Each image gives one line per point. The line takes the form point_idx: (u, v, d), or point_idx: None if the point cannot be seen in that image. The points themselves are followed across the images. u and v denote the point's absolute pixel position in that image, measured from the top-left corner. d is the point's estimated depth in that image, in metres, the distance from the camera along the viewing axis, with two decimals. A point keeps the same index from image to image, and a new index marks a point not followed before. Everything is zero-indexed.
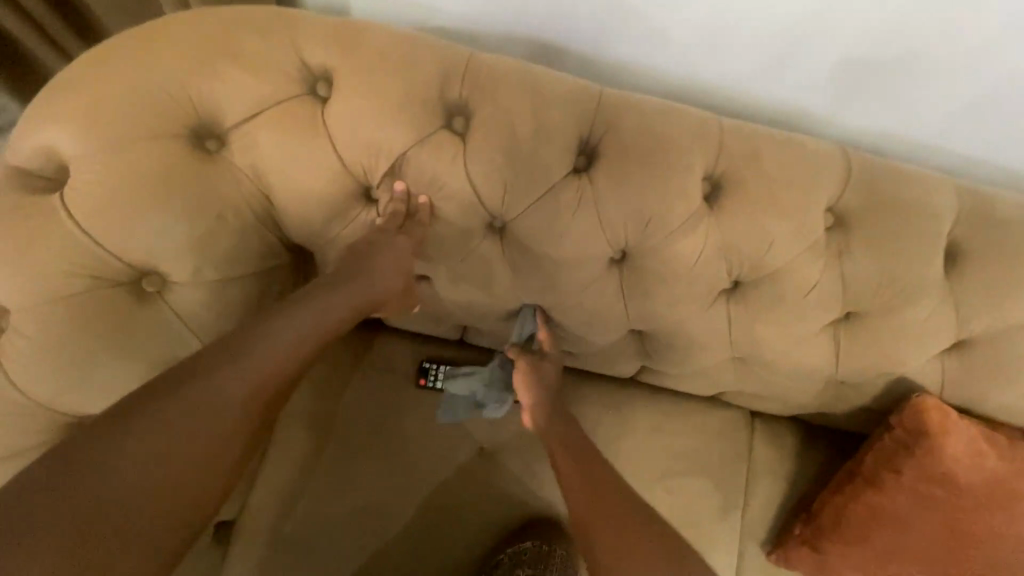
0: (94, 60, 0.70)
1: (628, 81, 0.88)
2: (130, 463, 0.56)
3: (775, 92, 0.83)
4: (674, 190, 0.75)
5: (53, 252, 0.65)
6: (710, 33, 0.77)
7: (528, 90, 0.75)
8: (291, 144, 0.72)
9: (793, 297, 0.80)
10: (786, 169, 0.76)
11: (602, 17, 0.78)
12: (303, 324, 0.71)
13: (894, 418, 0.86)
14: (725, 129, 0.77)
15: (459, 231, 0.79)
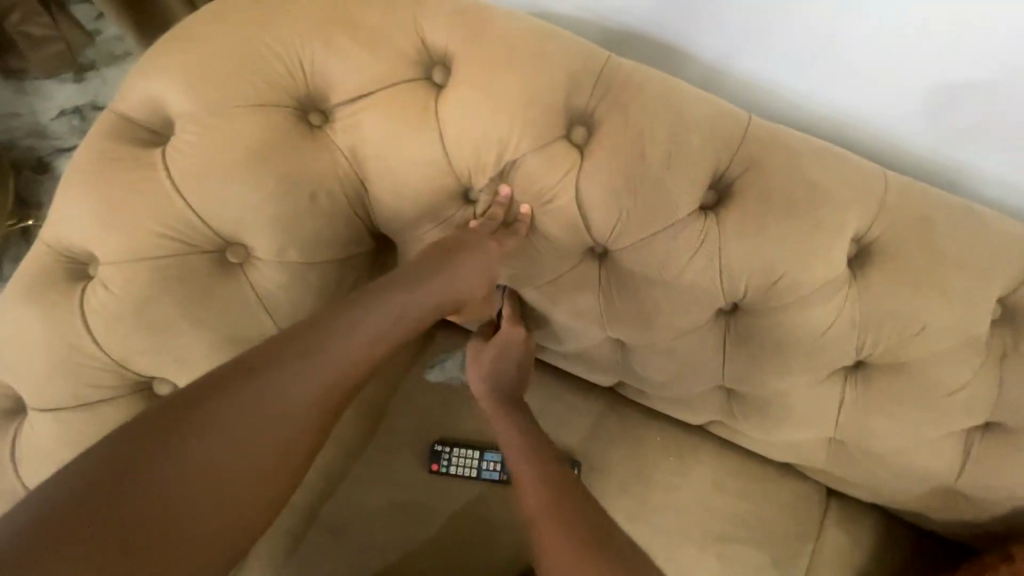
0: (213, 15, 0.67)
1: (768, 111, 0.77)
2: (200, 458, 0.52)
3: (949, 154, 0.71)
4: (816, 247, 0.64)
5: (149, 210, 0.64)
6: (886, 70, 0.65)
7: (665, 106, 0.66)
8: (398, 130, 0.67)
9: (929, 392, 0.68)
10: (957, 246, 0.64)
11: (757, 36, 0.68)
12: (382, 323, 0.64)
13: (1018, 551, 0.74)
14: (889, 185, 0.66)
15: (557, 250, 0.71)
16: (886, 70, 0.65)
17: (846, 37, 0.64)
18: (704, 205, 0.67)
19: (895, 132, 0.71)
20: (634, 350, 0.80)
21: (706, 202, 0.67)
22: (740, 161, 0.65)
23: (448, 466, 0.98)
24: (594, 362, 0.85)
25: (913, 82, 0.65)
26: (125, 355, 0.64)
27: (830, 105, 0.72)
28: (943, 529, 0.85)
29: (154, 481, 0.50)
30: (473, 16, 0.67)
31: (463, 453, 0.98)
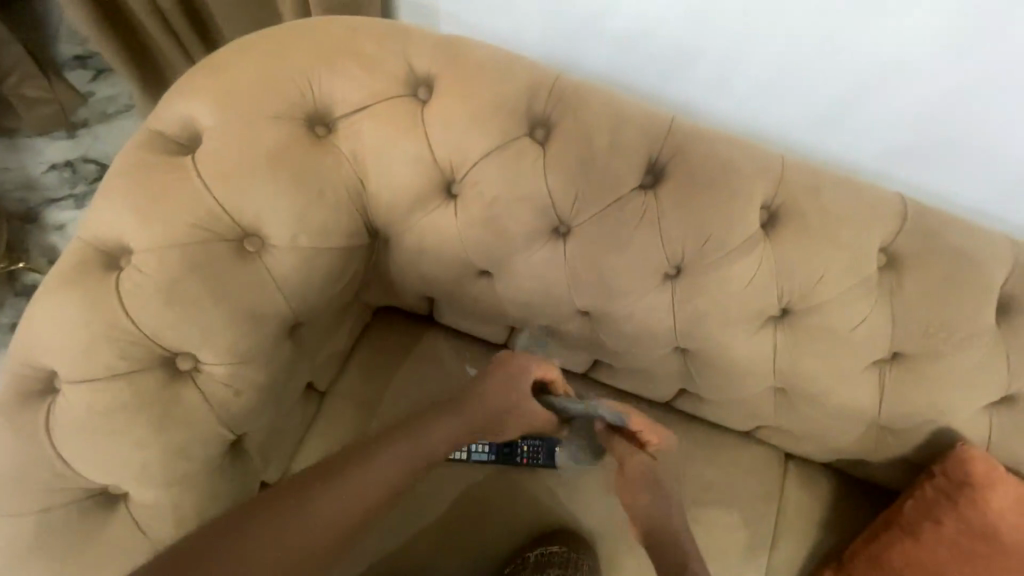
0: (235, 51, 0.81)
1: (696, 118, 1.04)
2: (268, 527, 0.72)
3: (827, 145, 0.98)
4: (735, 213, 0.80)
5: (180, 205, 0.75)
6: (773, 84, 0.92)
7: (606, 110, 0.82)
8: (390, 135, 0.81)
9: (841, 329, 0.83)
10: (843, 207, 0.81)
11: (681, 63, 0.95)
12: (387, 470, 0.80)
13: (937, 466, 0.86)
14: (786, 164, 0.83)
15: (526, 231, 0.85)
16: (778, 86, 0.92)
17: (740, 63, 0.91)
18: (644, 185, 0.82)
19: (791, 129, 0.98)
20: (599, 319, 0.92)
21: (645, 182, 0.82)
22: (669, 149, 0.82)
23: None
24: (566, 337, 0.97)
25: (796, 94, 0.92)
26: (155, 331, 0.73)
27: (743, 113, 0.99)
28: (881, 465, 0.96)
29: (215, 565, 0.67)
30: (448, 46, 0.84)
31: None
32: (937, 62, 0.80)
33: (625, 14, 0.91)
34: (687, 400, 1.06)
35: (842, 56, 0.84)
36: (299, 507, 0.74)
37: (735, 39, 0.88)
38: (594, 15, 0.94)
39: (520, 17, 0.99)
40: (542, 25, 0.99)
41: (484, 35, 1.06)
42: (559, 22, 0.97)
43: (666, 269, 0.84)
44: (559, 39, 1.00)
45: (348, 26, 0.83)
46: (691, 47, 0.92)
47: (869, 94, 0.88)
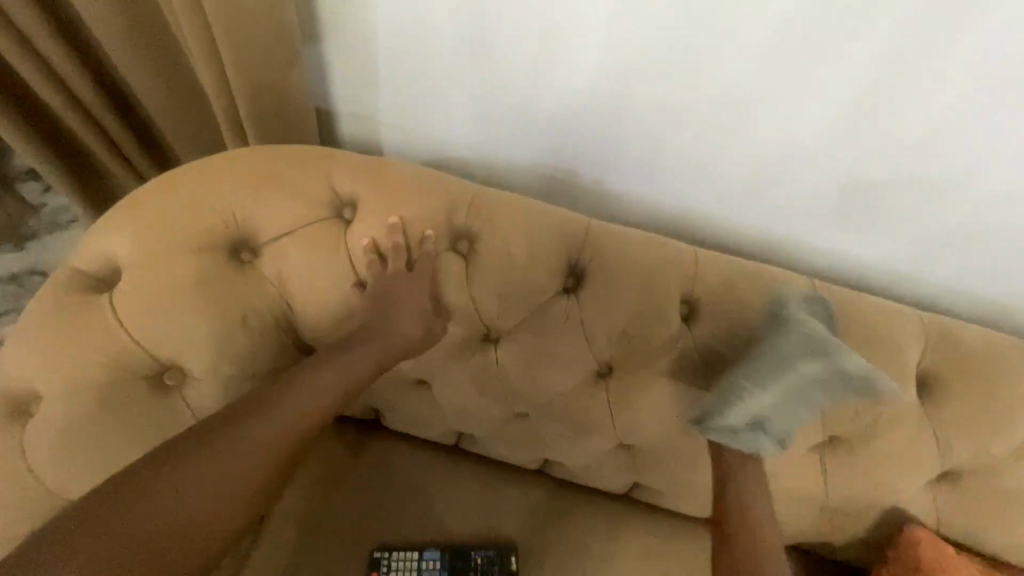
0: (155, 186, 0.82)
1: (621, 198, 1.04)
2: (153, 518, 0.63)
3: (754, 214, 0.98)
4: (655, 312, 0.82)
5: (93, 346, 0.73)
6: (693, 162, 0.93)
7: (525, 219, 0.85)
8: (314, 259, 0.82)
9: None
10: (756, 298, 0.84)
11: (599, 149, 0.96)
12: (325, 381, 0.78)
13: (892, 552, 0.85)
14: (700, 258, 0.86)
15: (456, 339, 0.86)
16: (696, 167, 0.93)
17: (657, 144, 0.92)
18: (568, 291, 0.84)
19: (712, 214, 1.01)
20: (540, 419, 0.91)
21: (567, 287, 0.85)
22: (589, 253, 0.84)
23: (388, 572, 0.98)
24: (510, 439, 0.96)
25: (713, 181, 0.95)
26: (68, 481, 0.72)
27: (666, 201, 1.01)
28: (839, 547, 0.94)
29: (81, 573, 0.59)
30: (371, 168, 0.87)
31: (403, 556, 0.99)
32: (835, 144, 0.83)
33: (539, 121, 0.95)
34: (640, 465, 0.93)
35: (747, 145, 0.87)
36: (211, 463, 0.68)
37: (645, 136, 0.91)
38: (513, 124, 0.97)
39: (443, 130, 1.03)
40: (465, 135, 1.02)
41: (413, 148, 1.09)
42: (480, 132, 1.01)
43: (595, 369, 0.85)
44: (477, 134, 1.01)
45: (271, 153, 0.86)
46: (606, 147, 0.95)
47: (779, 176, 0.90)
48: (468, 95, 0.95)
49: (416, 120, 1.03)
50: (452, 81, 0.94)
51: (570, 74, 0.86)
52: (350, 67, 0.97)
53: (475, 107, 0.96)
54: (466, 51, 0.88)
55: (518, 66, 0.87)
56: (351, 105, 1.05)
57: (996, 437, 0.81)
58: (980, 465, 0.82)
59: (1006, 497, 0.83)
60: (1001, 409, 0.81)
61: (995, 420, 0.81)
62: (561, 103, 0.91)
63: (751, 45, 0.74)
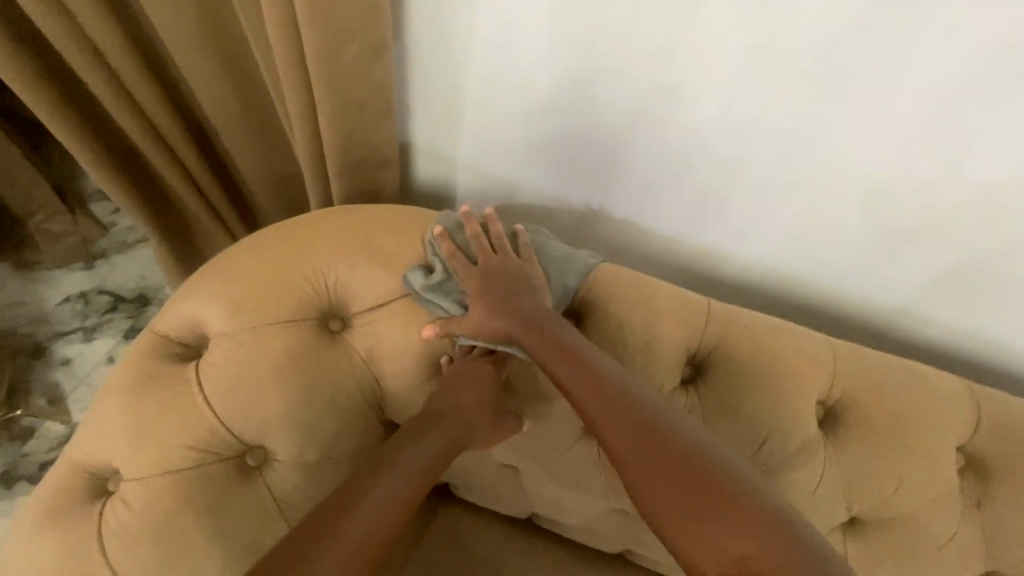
0: (248, 249, 0.77)
1: (705, 259, 0.93)
2: None
3: (862, 288, 0.85)
4: (789, 416, 0.72)
5: (179, 425, 0.69)
6: (802, 229, 0.81)
7: (640, 303, 0.75)
8: (405, 335, 0.76)
9: (925, 544, 0.72)
10: (910, 404, 0.72)
11: (692, 211, 0.85)
12: (418, 466, 0.67)
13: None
14: (840, 354, 0.75)
15: (553, 429, 0.78)
16: (803, 232, 0.81)
17: (761, 208, 0.80)
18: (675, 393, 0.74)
19: (834, 287, 0.87)
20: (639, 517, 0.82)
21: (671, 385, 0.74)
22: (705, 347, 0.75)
23: None
24: (602, 529, 0.87)
25: (839, 252, 0.82)
26: None
27: (769, 264, 0.88)
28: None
29: None
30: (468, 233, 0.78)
31: None
32: (997, 217, 0.69)
33: (637, 177, 0.84)
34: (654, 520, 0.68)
35: (886, 214, 0.74)
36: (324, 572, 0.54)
37: (762, 200, 0.79)
38: (608, 180, 0.87)
39: (526, 183, 0.93)
40: (551, 189, 0.93)
41: (495, 203, 1.00)
42: (569, 186, 0.91)
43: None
44: (554, 185, 0.92)
45: (366, 215, 0.80)
46: (712, 207, 0.83)
47: (924, 250, 0.76)
48: (558, 150, 0.85)
49: (500, 173, 0.94)
50: (540, 134, 0.84)
51: (678, 128, 0.75)
52: (444, 119, 0.88)
53: (565, 162, 0.87)
54: (559, 104, 0.79)
55: (617, 122, 0.78)
56: (432, 162, 0.97)
57: None
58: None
59: None
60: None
61: None
62: (664, 158, 0.80)
63: (904, 106, 0.63)
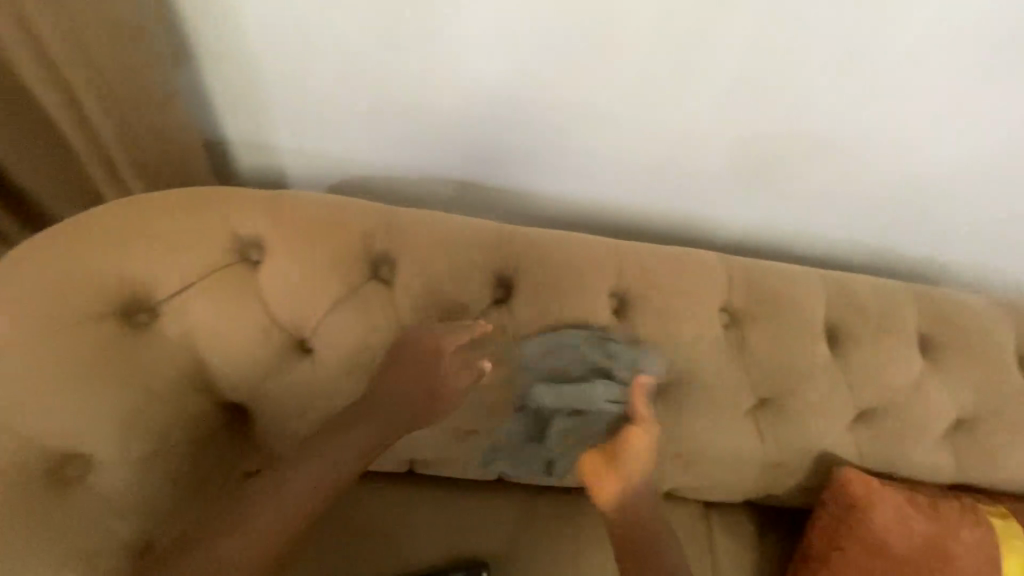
0: (17, 255, 0.71)
1: (544, 201, 1.00)
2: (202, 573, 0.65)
3: (680, 201, 0.97)
4: (585, 310, 0.84)
5: None
6: (616, 151, 0.90)
7: (440, 236, 0.83)
8: (217, 309, 0.76)
9: (710, 392, 0.87)
10: (679, 281, 0.87)
11: (521, 155, 0.91)
12: (358, 439, 0.73)
13: (828, 493, 0.85)
14: (623, 251, 0.88)
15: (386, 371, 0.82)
16: (617, 155, 0.90)
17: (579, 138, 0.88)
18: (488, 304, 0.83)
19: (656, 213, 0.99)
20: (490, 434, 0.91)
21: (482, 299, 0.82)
22: (506, 265, 0.84)
23: None
24: (464, 455, 0.94)
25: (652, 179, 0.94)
26: None
27: (600, 194, 0.97)
28: (786, 497, 0.96)
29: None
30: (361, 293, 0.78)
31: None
32: (759, 106, 0.81)
33: (466, 136, 0.89)
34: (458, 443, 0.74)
35: (671, 137, 0.87)
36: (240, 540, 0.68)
37: (576, 130, 0.87)
38: (447, 143, 0.90)
39: (366, 158, 0.95)
40: (391, 160, 0.95)
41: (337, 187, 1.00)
42: (407, 155, 0.93)
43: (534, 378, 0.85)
44: (381, 150, 0.93)
45: (152, 201, 0.77)
46: (540, 155, 0.91)
47: (711, 156, 0.90)
48: (380, 121, 0.88)
49: (318, 150, 0.94)
50: (357, 108, 0.86)
51: (482, 86, 0.82)
52: (236, 89, 0.85)
53: (390, 133, 0.90)
54: (367, 78, 0.82)
55: (424, 87, 0.82)
56: (228, 143, 0.94)
57: (901, 370, 0.86)
58: (894, 403, 0.86)
59: (933, 425, 0.85)
60: (902, 346, 0.87)
61: (901, 357, 0.87)
62: (484, 114, 0.86)
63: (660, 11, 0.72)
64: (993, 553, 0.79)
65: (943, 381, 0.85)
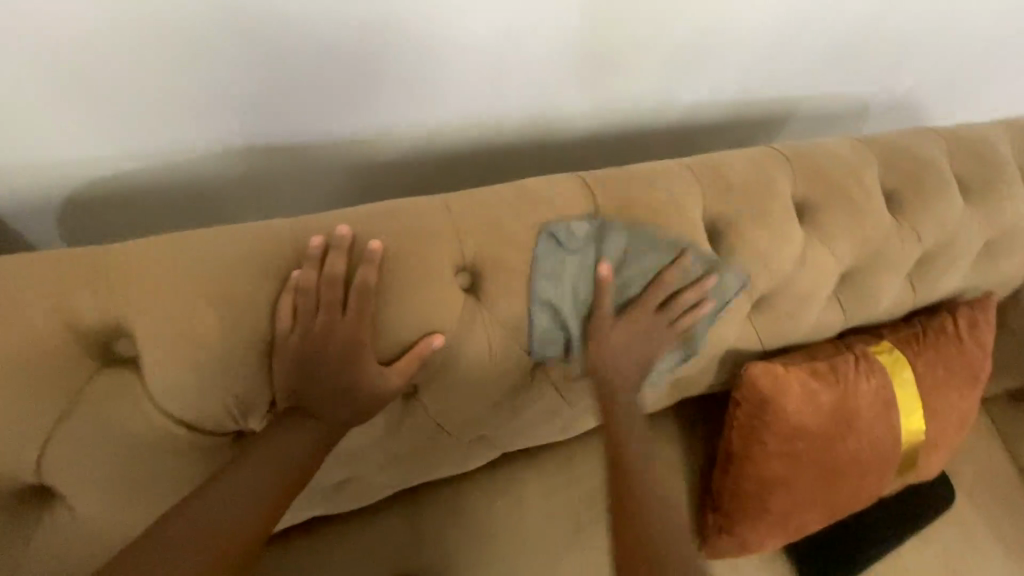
0: None
1: (349, 149, 0.82)
2: (198, 523, 0.54)
3: (507, 108, 0.84)
4: (422, 294, 0.63)
5: None
6: (406, 61, 0.72)
7: (181, 253, 0.57)
8: None
9: None
10: (532, 224, 0.69)
11: (298, 102, 0.72)
12: (334, 351, 0.58)
13: (737, 394, 0.87)
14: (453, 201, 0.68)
15: (154, 448, 0.58)
16: (407, 57, 0.71)
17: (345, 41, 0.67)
18: (306, 329, 0.58)
19: (516, 163, 0.95)
20: None
21: (293, 329, 0.58)
22: (303, 273, 0.58)
23: None
24: None
25: (493, 125, 0.87)
26: None
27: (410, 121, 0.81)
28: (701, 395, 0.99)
29: (209, 521, 0.54)
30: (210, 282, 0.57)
31: None
32: None
33: (228, 90, 0.69)
34: (359, 484, 0.75)
35: (487, 50, 0.74)
36: (243, 484, 0.56)
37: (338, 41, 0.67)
38: (182, 95, 0.67)
39: (136, 162, 0.75)
40: (170, 154, 0.75)
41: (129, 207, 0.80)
42: (183, 141, 0.73)
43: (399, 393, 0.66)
44: (94, 130, 0.69)
45: None
46: (319, 88, 0.72)
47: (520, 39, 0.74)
48: (114, 116, 0.68)
49: (46, 158, 0.71)
50: (68, 104, 0.65)
51: (196, 23, 0.61)
52: None
53: (133, 121, 0.69)
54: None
55: (120, 51, 0.61)
56: None
57: (781, 254, 0.82)
58: (786, 285, 0.86)
59: (812, 294, 0.89)
60: (781, 226, 0.82)
61: (780, 239, 0.82)
62: (231, 58, 0.65)
63: None
64: (886, 395, 0.91)
65: (827, 245, 0.87)
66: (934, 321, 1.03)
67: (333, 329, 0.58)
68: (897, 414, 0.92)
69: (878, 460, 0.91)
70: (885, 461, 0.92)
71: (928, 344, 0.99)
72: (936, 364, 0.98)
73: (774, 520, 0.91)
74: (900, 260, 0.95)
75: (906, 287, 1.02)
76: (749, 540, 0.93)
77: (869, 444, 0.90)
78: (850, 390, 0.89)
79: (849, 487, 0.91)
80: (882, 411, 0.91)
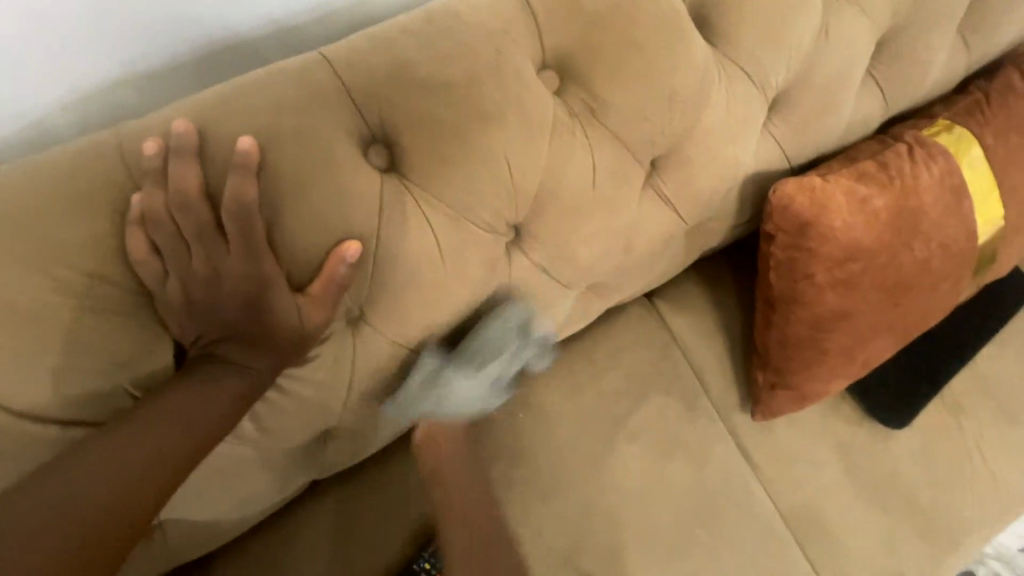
0: None
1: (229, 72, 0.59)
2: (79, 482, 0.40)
3: None
4: (322, 189, 0.46)
5: None
6: None
7: None
8: None
9: (584, 193, 0.57)
10: (452, 61, 0.50)
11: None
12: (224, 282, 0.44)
13: (769, 226, 0.70)
14: (334, 54, 0.49)
15: (26, 463, 0.44)
16: None
17: None
18: (180, 268, 0.43)
19: None
20: None
21: (160, 272, 0.43)
22: (145, 198, 0.42)
23: None
24: None
25: None
26: None
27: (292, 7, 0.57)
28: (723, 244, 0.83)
29: (90, 481, 0.40)
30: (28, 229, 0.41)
31: None
32: None
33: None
34: (340, 439, 0.64)
35: None
36: (141, 436, 0.42)
37: None
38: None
39: None
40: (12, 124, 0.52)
41: None
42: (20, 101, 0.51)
43: (337, 322, 0.52)
44: None
45: None
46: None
47: None
48: None
49: None
50: None
51: None
52: None
53: None
54: None
55: None
56: None
57: (795, 27, 0.62)
58: (806, 72, 0.66)
59: (842, 78, 0.69)
60: None
61: (791, 8, 0.61)
62: None
63: None
64: (953, 183, 0.73)
65: (852, 4, 0.66)
66: (998, 81, 0.81)
67: (215, 255, 0.43)
68: (969, 204, 0.75)
69: (951, 264, 0.75)
70: (958, 263, 0.76)
71: (995, 110, 0.79)
72: (1007, 132, 0.78)
73: (835, 361, 0.77)
74: (948, 6, 0.73)
75: (958, 45, 0.80)
76: (809, 390, 0.79)
77: (939, 247, 0.73)
78: (909, 187, 0.71)
79: (918, 303, 0.76)
80: (951, 203, 0.73)
